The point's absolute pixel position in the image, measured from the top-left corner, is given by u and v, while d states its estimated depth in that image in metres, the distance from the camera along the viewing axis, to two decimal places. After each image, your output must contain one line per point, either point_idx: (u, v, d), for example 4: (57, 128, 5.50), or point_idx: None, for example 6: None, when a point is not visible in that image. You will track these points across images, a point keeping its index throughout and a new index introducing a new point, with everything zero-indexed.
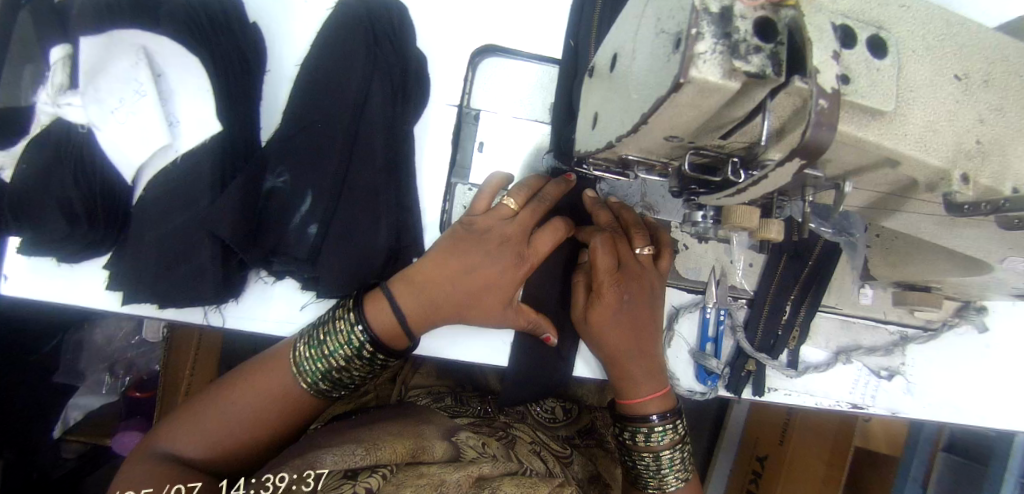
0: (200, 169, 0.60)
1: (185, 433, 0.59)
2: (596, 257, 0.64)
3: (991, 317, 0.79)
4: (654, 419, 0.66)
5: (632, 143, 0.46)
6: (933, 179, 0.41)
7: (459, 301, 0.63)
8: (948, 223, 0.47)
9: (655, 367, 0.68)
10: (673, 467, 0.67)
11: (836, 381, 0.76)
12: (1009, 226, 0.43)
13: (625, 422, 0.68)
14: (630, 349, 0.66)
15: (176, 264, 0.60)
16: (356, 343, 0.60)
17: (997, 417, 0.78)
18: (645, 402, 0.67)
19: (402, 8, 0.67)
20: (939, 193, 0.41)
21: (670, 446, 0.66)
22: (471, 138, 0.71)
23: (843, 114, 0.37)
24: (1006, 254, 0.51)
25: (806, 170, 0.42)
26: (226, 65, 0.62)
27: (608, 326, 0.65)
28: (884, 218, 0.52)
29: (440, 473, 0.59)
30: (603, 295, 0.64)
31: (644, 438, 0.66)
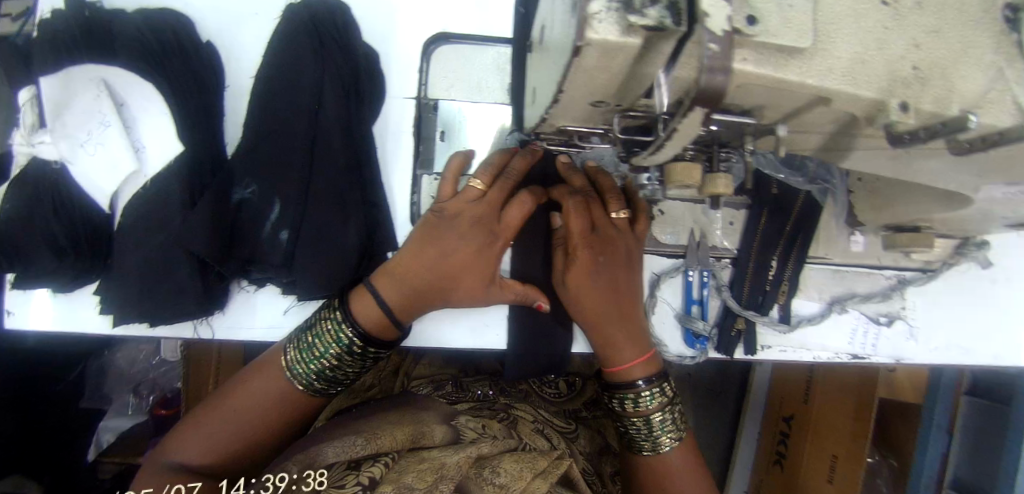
0: (170, 191, 0.63)
1: (193, 444, 0.61)
2: (568, 220, 0.62)
3: (995, 251, 0.76)
4: (640, 385, 0.64)
5: (563, 112, 0.46)
6: (870, 111, 0.39)
7: (438, 281, 0.62)
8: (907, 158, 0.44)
9: (637, 331, 0.65)
10: (665, 429, 0.65)
11: (833, 331, 0.72)
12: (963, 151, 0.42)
13: (612, 390, 0.66)
14: (610, 315, 0.63)
15: (160, 282, 0.63)
16: (345, 340, 0.62)
17: (1011, 355, 0.75)
18: (632, 367, 0.64)
19: (345, 6, 0.67)
20: (879, 124, 0.39)
21: (661, 409, 0.65)
22: (432, 128, 0.70)
23: (757, 56, 0.35)
24: (978, 181, 0.49)
25: (732, 117, 0.41)
26: (184, 88, 0.64)
27: (588, 293, 0.63)
28: (841, 161, 0.50)
29: (439, 456, 0.61)
30: (580, 262, 0.62)
31: (634, 404, 0.65)
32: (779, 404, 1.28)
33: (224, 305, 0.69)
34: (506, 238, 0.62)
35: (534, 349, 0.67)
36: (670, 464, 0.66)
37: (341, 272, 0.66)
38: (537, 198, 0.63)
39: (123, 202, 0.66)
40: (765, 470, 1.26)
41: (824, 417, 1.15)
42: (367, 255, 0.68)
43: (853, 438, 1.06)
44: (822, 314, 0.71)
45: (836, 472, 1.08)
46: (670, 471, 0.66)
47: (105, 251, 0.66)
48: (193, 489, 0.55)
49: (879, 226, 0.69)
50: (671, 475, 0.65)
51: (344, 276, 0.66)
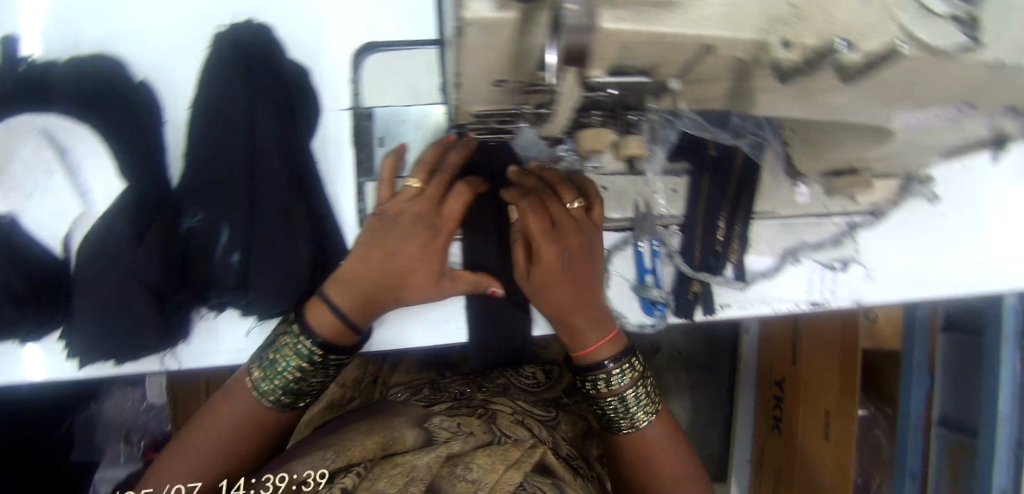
0: (119, 228, 0.64)
1: (179, 469, 0.63)
2: (527, 219, 0.62)
3: (943, 185, 0.76)
4: (608, 365, 0.65)
5: (469, 97, 0.47)
6: (759, 55, 0.40)
7: (388, 280, 0.63)
8: (808, 97, 0.45)
9: (601, 314, 0.66)
10: (639, 404, 0.68)
11: (790, 283, 0.73)
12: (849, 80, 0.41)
13: (582, 374, 0.67)
14: (575, 304, 0.64)
15: (119, 319, 0.64)
16: (306, 351, 0.63)
17: (971, 284, 0.76)
18: (598, 350, 0.65)
19: (269, 29, 0.69)
20: (768, 64, 0.40)
21: (633, 387, 0.67)
22: (370, 135, 0.71)
23: (630, 13, 0.36)
24: (889, 112, 0.49)
25: (627, 77, 0.42)
26: (120, 127, 0.65)
27: (553, 285, 0.63)
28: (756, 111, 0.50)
29: (411, 458, 0.62)
30: (549, 261, 0.62)
31: (606, 385, 0.66)
32: (770, 367, 1.28)
33: (187, 335, 0.69)
34: (446, 235, 0.64)
35: (494, 336, 0.69)
36: (645, 437, 0.70)
37: (296, 285, 0.67)
38: (475, 187, 0.65)
39: (75, 245, 0.66)
40: (767, 441, 1.27)
41: (812, 377, 1.14)
42: (320, 266, 0.69)
43: (841, 391, 1.06)
44: (776, 269, 0.73)
45: (831, 428, 1.07)
46: (646, 443, 0.70)
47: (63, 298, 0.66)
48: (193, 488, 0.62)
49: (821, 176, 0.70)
50: (645, 447, 0.70)
51: (299, 289, 0.67)
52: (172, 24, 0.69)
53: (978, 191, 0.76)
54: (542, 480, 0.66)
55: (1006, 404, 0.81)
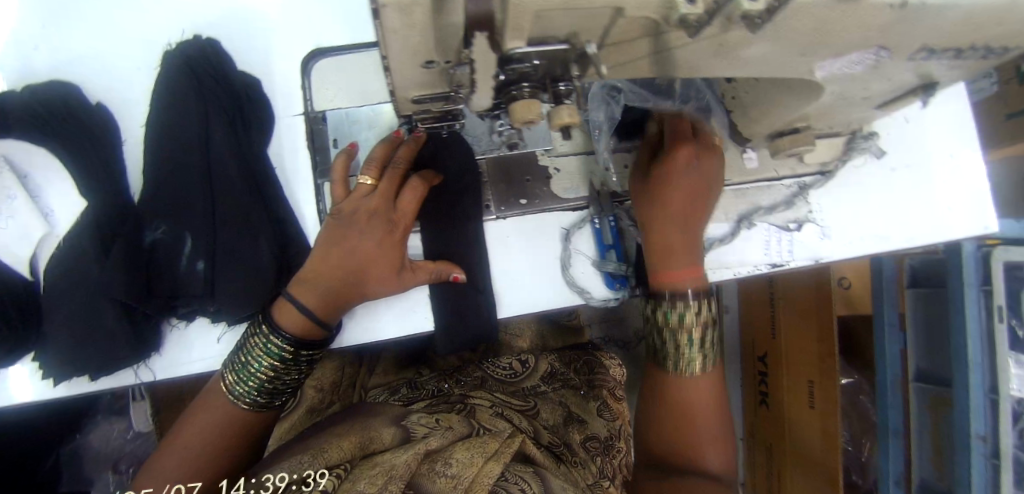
0: (84, 244, 0.64)
1: (175, 465, 0.61)
2: (677, 124, 0.66)
3: (884, 139, 0.78)
4: (688, 294, 0.62)
5: (404, 82, 0.49)
6: (668, 13, 0.41)
7: (349, 275, 0.65)
8: (725, 53, 0.47)
9: (691, 243, 0.65)
10: (701, 350, 0.63)
11: (746, 247, 0.75)
12: (756, 29, 0.42)
13: (655, 297, 0.64)
14: (679, 218, 0.65)
15: (92, 335, 0.64)
16: (276, 349, 0.63)
17: (925, 233, 0.78)
18: (682, 275, 0.63)
19: (216, 44, 0.71)
20: (678, 23, 0.41)
21: (700, 323, 0.62)
22: (324, 138, 0.73)
23: None
24: (811, 63, 0.51)
25: (548, 48, 0.44)
26: (78, 149, 0.66)
27: (671, 200, 0.64)
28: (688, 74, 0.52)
29: (390, 455, 0.62)
30: (673, 171, 0.64)
31: (676, 315, 0.62)
32: (751, 345, 1.29)
33: (160, 347, 0.70)
34: (400, 229, 0.66)
35: (460, 321, 0.70)
36: (696, 388, 0.64)
37: (262, 289, 0.67)
38: (428, 181, 0.68)
39: (42, 263, 0.68)
40: (756, 417, 1.26)
41: (792, 348, 1.15)
42: (284, 270, 0.70)
43: (820, 358, 1.07)
44: (732, 236, 0.74)
45: (815, 396, 1.08)
46: (694, 392, 0.64)
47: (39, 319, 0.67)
48: (193, 488, 0.59)
49: (765, 138, 0.72)
50: (692, 397, 0.64)
51: (266, 293, 0.68)
52: (131, 50, 0.72)
53: (916, 142, 0.79)
54: (523, 469, 0.67)
55: (975, 348, 0.82)
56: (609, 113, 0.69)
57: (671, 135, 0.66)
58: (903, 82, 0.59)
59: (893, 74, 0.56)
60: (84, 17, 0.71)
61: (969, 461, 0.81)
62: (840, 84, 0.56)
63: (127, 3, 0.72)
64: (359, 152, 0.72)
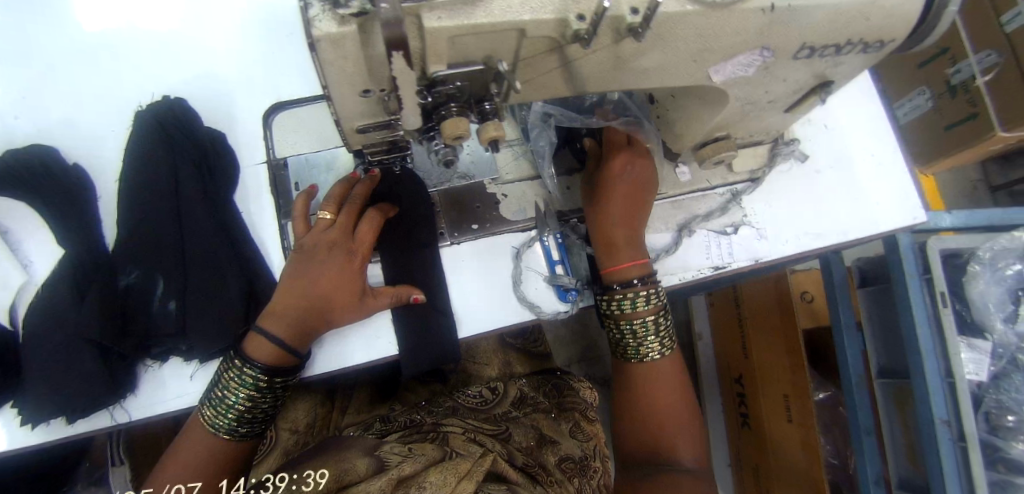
0: (60, 290, 0.67)
1: (176, 472, 0.65)
2: (612, 132, 0.76)
3: (806, 145, 0.86)
4: (635, 282, 0.68)
5: (345, 111, 0.54)
6: (564, 31, 0.48)
7: (314, 305, 0.66)
8: (626, 63, 0.54)
9: (636, 237, 0.72)
10: (653, 334, 0.70)
11: (689, 253, 0.79)
12: (642, 38, 0.50)
13: (609, 294, 0.70)
14: (619, 214, 0.72)
15: (66, 379, 0.66)
16: (250, 380, 0.65)
17: (858, 228, 0.83)
18: (627, 268, 0.70)
19: (182, 101, 0.77)
20: (575, 38, 0.49)
21: (650, 308, 0.69)
22: (286, 181, 0.78)
23: (445, 10, 0.44)
24: (707, 71, 0.59)
25: (467, 69, 0.50)
26: (56, 202, 0.70)
27: (613, 197, 0.72)
28: (602, 88, 0.59)
29: (360, 489, 0.59)
30: (613, 180, 0.72)
31: (628, 307, 0.69)
32: (726, 366, 1.29)
33: (134, 387, 0.71)
34: (359, 260, 0.69)
35: (423, 343, 0.71)
36: (657, 368, 0.72)
37: (229, 323, 0.69)
38: (385, 213, 0.71)
39: (20, 312, 0.71)
40: (738, 437, 1.25)
41: (765, 363, 1.15)
42: (251, 304, 0.72)
43: (791, 371, 1.08)
44: (673, 245, 0.79)
45: (791, 409, 1.08)
46: (656, 372, 0.72)
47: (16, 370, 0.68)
48: (193, 488, 0.64)
49: (692, 151, 0.79)
50: (653, 377, 0.72)
51: (232, 327, 0.70)
52: (109, 114, 0.79)
53: (835, 147, 0.87)
54: (498, 488, 0.64)
55: (925, 333, 0.83)
56: (549, 137, 0.76)
57: (608, 152, 0.74)
58: (800, 84, 0.66)
59: (785, 75, 0.63)
60: (68, 88, 0.79)
61: (939, 448, 0.80)
62: (741, 88, 0.63)
63: (109, 75, 0.80)
64: (317, 190, 0.76)
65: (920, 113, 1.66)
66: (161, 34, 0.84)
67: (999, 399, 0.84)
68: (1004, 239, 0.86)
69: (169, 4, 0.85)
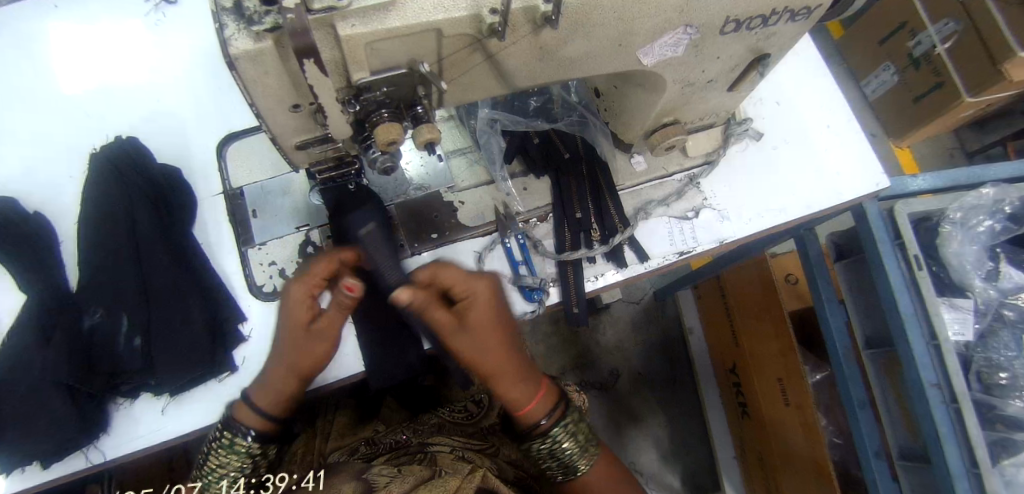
0: (25, 335, 0.67)
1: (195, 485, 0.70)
2: (442, 275, 0.61)
3: (759, 124, 0.86)
4: (546, 424, 0.65)
5: (277, 127, 0.55)
6: (480, 26, 0.49)
7: (287, 363, 0.63)
8: (553, 52, 0.55)
9: (525, 371, 0.66)
10: (577, 454, 0.67)
11: (653, 239, 0.78)
12: (558, 25, 0.50)
13: (526, 438, 0.66)
14: (502, 363, 0.64)
15: (30, 425, 0.65)
16: (243, 449, 0.65)
17: (819, 199, 0.82)
18: (535, 405, 0.65)
19: (136, 142, 0.78)
20: (492, 32, 0.49)
21: (569, 437, 0.66)
22: (244, 211, 0.77)
23: (358, 16, 0.44)
24: (637, 53, 0.59)
25: (391, 73, 0.51)
26: (17, 250, 0.71)
27: (491, 350, 0.63)
28: (535, 78, 0.59)
29: None
30: (483, 329, 0.62)
31: (547, 447, 0.65)
32: (721, 358, 1.26)
33: (108, 426, 0.71)
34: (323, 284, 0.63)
35: (391, 357, 0.70)
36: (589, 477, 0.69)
37: (196, 353, 0.69)
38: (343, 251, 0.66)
39: None
40: (741, 428, 1.21)
41: (756, 351, 1.12)
42: (216, 335, 0.73)
43: (782, 353, 1.04)
44: (602, 245, 0.74)
45: (787, 392, 1.04)
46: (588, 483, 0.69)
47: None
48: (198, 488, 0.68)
49: (645, 140, 0.79)
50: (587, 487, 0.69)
51: (199, 358, 0.69)
52: (68, 161, 0.80)
53: (790, 123, 0.87)
54: None
55: (904, 298, 0.81)
56: (498, 143, 0.78)
57: (465, 293, 0.62)
58: (737, 59, 0.66)
59: (719, 50, 0.63)
60: (27, 139, 0.81)
61: (932, 412, 0.78)
62: (675, 69, 0.64)
63: (66, 123, 0.82)
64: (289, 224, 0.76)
65: (886, 90, 1.67)
66: (114, 79, 0.85)
67: (987, 357, 0.84)
68: (970, 196, 0.85)
69: (122, 50, 0.87)
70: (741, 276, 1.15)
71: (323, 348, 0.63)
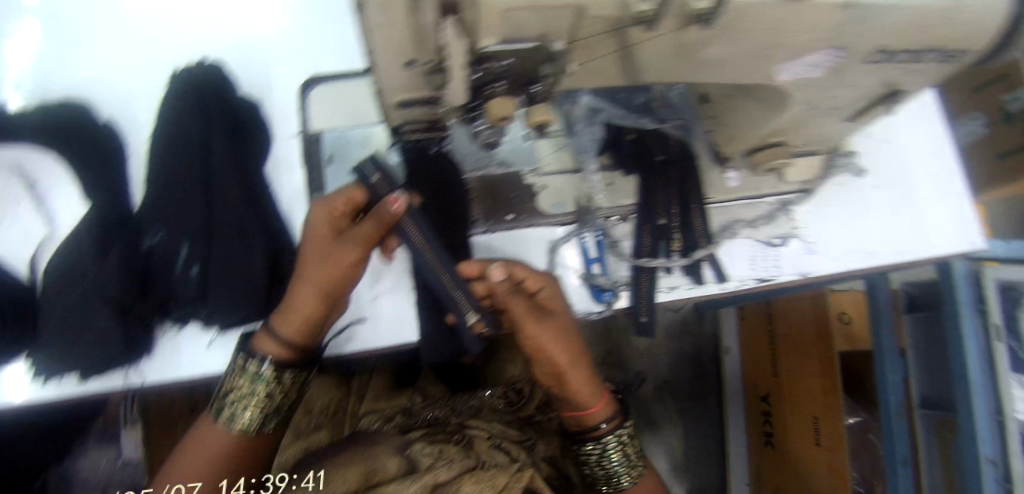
0: (85, 247, 0.67)
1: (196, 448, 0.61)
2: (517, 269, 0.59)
3: (863, 158, 0.81)
4: (604, 428, 0.64)
5: (386, 78, 0.51)
6: (627, 11, 0.44)
7: (313, 281, 0.58)
8: (691, 52, 0.50)
9: (591, 377, 0.64)
10: (626, 466, 0.66)
11: (735, 260, 0.74)
12: (710, 24, 0.45)
13: (578, 440, 0.66)
14: (572, 363, 0.61)
15: (76, 339, 0.64)
16: (260, 375, 0.59)
17: (914, 248, 0.77)
18: (596, 411, 0.64)
19: (222, 68, 0.76)
20: (638, 20, 0.44)
21: (619, 451, 0.65)
22: (318, 155, 0.74)
23: None
24: (774, 65, 0.54)
25: (519, 46, 0.46)
26: (91, 159, 0.71)
27: (561, 351, 0.60)
28: (659, 74, 0.54)
29: None
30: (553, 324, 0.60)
31: (601, 452, 0.65)
32: (752, 384, 1.25)
33: (150, 349, 0.68)
34: (346, 207, 0.60)
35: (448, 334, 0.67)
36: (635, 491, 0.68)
37: (252, 295, 0.67)
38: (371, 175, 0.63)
39: (40, 266, 0.69)
40: (760, 459, 1.20)
41: (796, 381, 1.10)
42: (276, 279, 0.70)
43: (824, 393, 1.02)
44: (682, 258, 0.71)
45: (820, 432, 1.02)
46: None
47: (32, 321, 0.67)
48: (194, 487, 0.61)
49: (746, 156, 0.74)
50: None
51: (254, 301, 0.67)
52: (146, 75, 0.78)
53: (896, 164, 0.81)
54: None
55: (975, 368, 0.79)
56: (594, 133, 0.74)
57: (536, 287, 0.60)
58: (867, 90, 0.60)
59: (856, 80, 0.57)
60: (107, 46, 0.78)
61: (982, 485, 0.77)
62: (806, 91, 0.58)
63: (149, 38, 0.80)
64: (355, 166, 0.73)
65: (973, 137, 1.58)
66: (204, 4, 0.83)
67: None
68: None
69: None
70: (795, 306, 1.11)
71: (354, 254, 0.58)
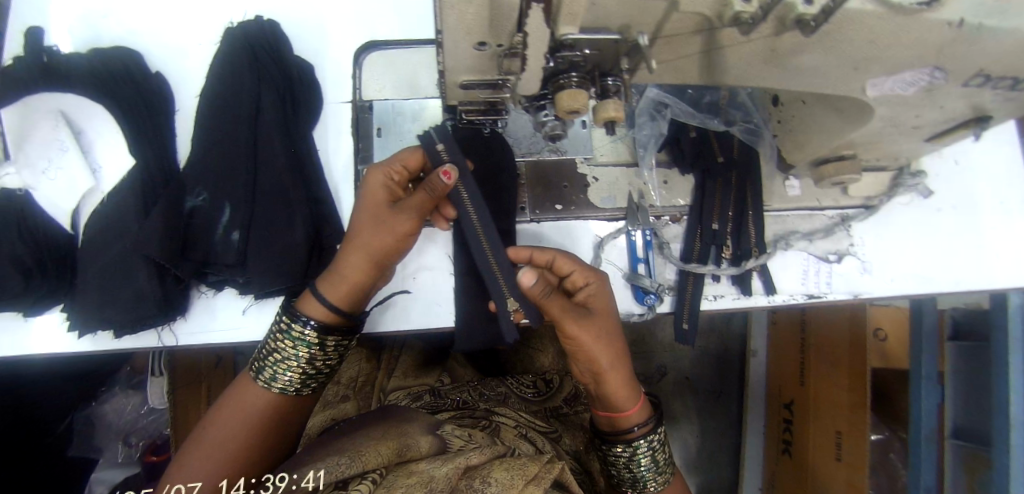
0: (126, 203, 0.66)
1: (223, 421, 0.60)
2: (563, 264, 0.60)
3: (931, 179, 0.76)
4: (636, 432, 0.64)
5: (451, 59, 0.47)
6: (722, 10, 0.40)
7: (361, 245, 0.57)
8: (780, 57, 0.46)
9: (631, 382, 0.63)
10: (652, 471, 0.66)
11: (786, 273, 0.72)
12: (810, 32, 0.41)
13: (609, 441, 0.66)
14: (614, 365, 0.60)
15: (115, 294, 0.65)
16: (303, 337, 0.60)
17: (974, 278, 0.74)
18: (632, 414, 0.63)
19: (276, 26, 0.73)
20: (731, 21, 0.41)
21: (649, 456, 0.65)
22: (369, 125, 0.75)
23: None
24: (864, 79, 0.49)
25: (597, 37, 0.43)
26: (134, 112, 0.69)
27: (603, 352, 0.58)
28: (739, 76, 0.50)
29: (426, 470, 0.52)
30: (598, 321, 0.59)
31: (629, 456, 0.65)
32: (777, 391, 1.23)
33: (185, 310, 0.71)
34: (405, 176, 0.60)
35: (486, 322, 0.68)
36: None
37: (292, 265, 0.67)
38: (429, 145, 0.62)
39: (85, 218, 0.69)
40: (776, 467, 1.19)
41: (822, 391, 1.09)
42: (316, 250, 0.70)
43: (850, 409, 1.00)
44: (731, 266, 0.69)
45: (843, 448, 1.02)
46: None
47: (71, 274, 0.68)
48: (193, 489, 0.56)
49: (810, 167, 0.71)
50: None
51: (293, 272, 0.67)
52: (196, 29, 0.76)
53: (966, 188, 0.76)
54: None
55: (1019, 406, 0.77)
56: (656, 128, 0.72)
57: (579, 281, 0.60)
58: (954, 113, 0.56)
59: (948, 100, 0.53)
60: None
61: None
62: (892, 107, 0.54)
63: None
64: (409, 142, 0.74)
65: None
66: None
67: None
68: None
69: None
70: (834, 318, 1.08)
71: (408, 222, 0.57)
